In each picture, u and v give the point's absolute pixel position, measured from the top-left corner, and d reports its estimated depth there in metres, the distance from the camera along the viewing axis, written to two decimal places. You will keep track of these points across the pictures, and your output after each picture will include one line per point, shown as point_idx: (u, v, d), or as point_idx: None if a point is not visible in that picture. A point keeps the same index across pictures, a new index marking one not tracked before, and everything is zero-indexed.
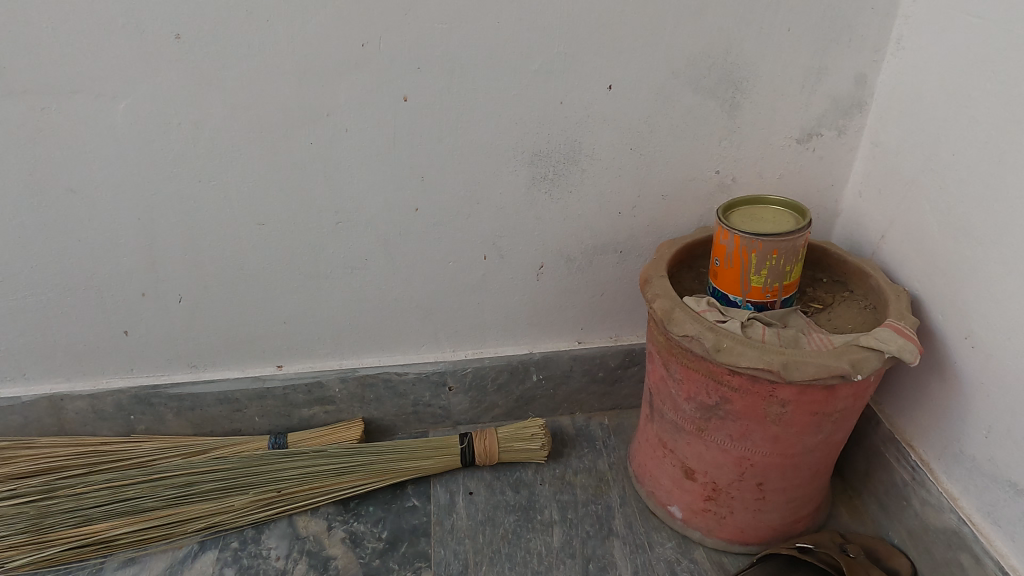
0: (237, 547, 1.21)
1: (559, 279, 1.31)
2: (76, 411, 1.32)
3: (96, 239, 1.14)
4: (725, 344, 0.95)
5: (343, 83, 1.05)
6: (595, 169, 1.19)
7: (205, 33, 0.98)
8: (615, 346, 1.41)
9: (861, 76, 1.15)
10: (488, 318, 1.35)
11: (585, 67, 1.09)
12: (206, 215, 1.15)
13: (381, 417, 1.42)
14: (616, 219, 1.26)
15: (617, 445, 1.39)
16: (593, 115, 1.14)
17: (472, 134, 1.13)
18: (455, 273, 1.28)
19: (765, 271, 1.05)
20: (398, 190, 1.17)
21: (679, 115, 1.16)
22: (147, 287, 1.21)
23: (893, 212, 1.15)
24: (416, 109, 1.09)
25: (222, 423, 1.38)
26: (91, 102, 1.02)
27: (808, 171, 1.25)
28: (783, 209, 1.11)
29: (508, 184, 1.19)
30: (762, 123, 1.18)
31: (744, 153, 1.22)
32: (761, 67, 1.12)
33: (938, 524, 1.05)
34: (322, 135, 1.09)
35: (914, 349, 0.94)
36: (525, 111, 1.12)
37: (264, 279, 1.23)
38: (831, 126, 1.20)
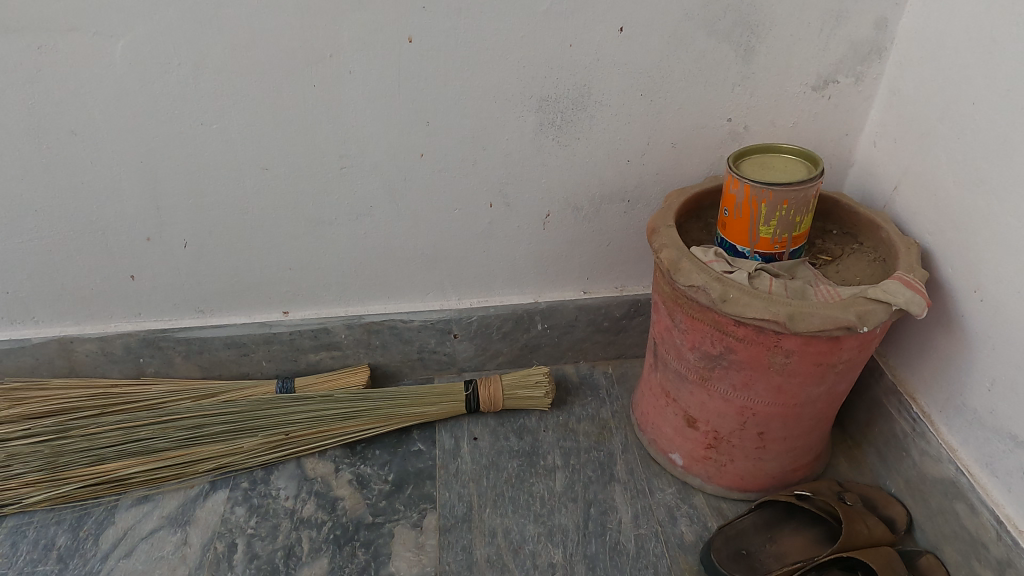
0: (247, 487, 1.24)
1: (565, 228, 1.30)
2: (86, 353, 1.33)
3: (100, 181, 1.14)
4: (731, 294, 0.95)
5: (346, 23, 1.02)
6: (604, 115, 1.17)
7: None
8: (621, 296, 1.40)
9: (882, 20, 1.11)
10: (493, 266, 1.34)
11: (596, 9, 1.05)
12: (210, 159, 1.14)
13: (387, 363, 1.43)
14: (624, 167, 1.24)
15: (620, 394, 1.40)
16: (603, 59, 1.11)
17: (479, 78, 1.10)
18: (460, 220, 1.27)
19: (774, 222, 1.04)
20: (403, 135, 1.15)
21: (693, 60, 1.12)
22: (151, 231, 1.21)
23: (908, 163, 1.13)
24: (421, 51, 1.06)
25: (230, 367, 1.39)
26: (89, 41, 1.00)
27: (823, 120, 1.22)
28: (794, 158, 1.09)
29: (515, 130, 1.17)
30: (778, 68, 1.15)
31: (757, 100, 1.19)
32: (778, 10, 1.09)
33: (935, 474, 1.07)
34: (326, 77, 1.07)
35: (921, 302, 0.93)
36: (534, 54, 1.09)
37: (268, 225, 1.23)
38: (849, 73, 1.17)
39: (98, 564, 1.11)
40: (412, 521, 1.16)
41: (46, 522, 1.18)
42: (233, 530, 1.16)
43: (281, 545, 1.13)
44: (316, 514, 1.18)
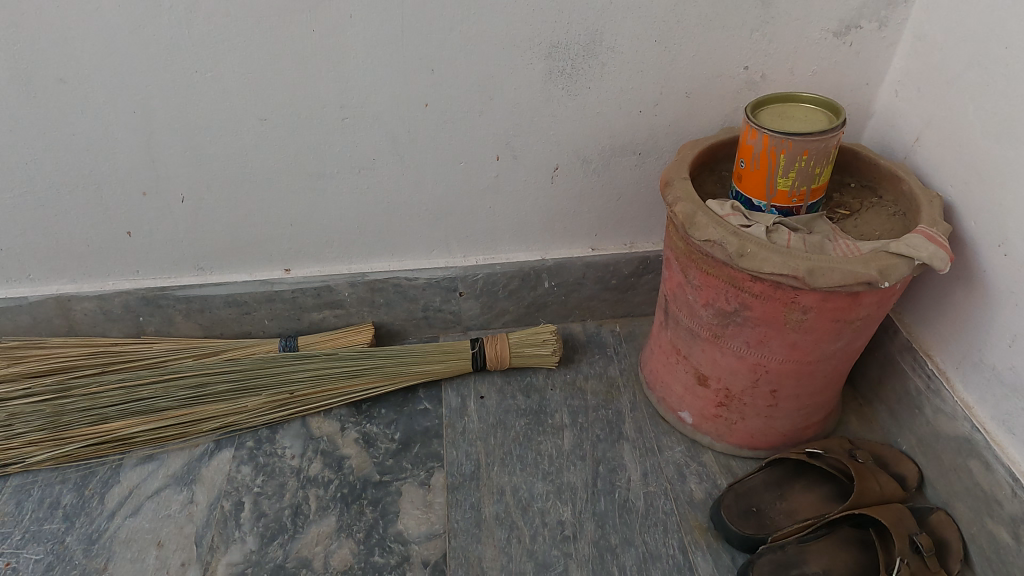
0: (253, 446, 1.22)
1: (574, 182, 1.26)
2: (85, 312, 1.31)
3: (92, 133, 1.09)
4: (749, 249, 0.92)
5: None
6: (616, 63, 1.12)
7: None
8: (629, 253, 1.37)
9: None
10: (499, 222, 1.30)
11: None
12: (206, 109, 1.09)
13: (391, 322, 1.40)
14: (636, 118, 1.19)
15: (628, 352, 1.38)
16: (616, 3, 1.05)
17: (486, 23, 1.05)
18: (466, 174, 1.23)
19: (793, 174, 1.00)
20: (407, 85, 1.10)
21: (710, 4, 1.07)
22: (147, 186, 1.17)
23: (932, 113, 1.09)
24: None
25: (232, 326, 1.37)
26: None
27: (843, 68, 1.17)
28: (814, 107, 1.05)
29: (524, 78, 1.12)
30: (798, 13, 1.10)
31: (776, 46, 1.13)
32: None
33: (949, 431, 1.06)
34: (325, 22, 1.02)
35: (944, 256, 0.91)
36: None
37: (267, 179, 1.19)
38: (872, 18, 1.12)
39: (104, 522, 1.10)
40: (419, 479, 1.15)
41: (51, 481, 1.18)
42: (240, 488, 1.15)
43: (288, 503, 1.12)
44: (323, 473, 1.17)
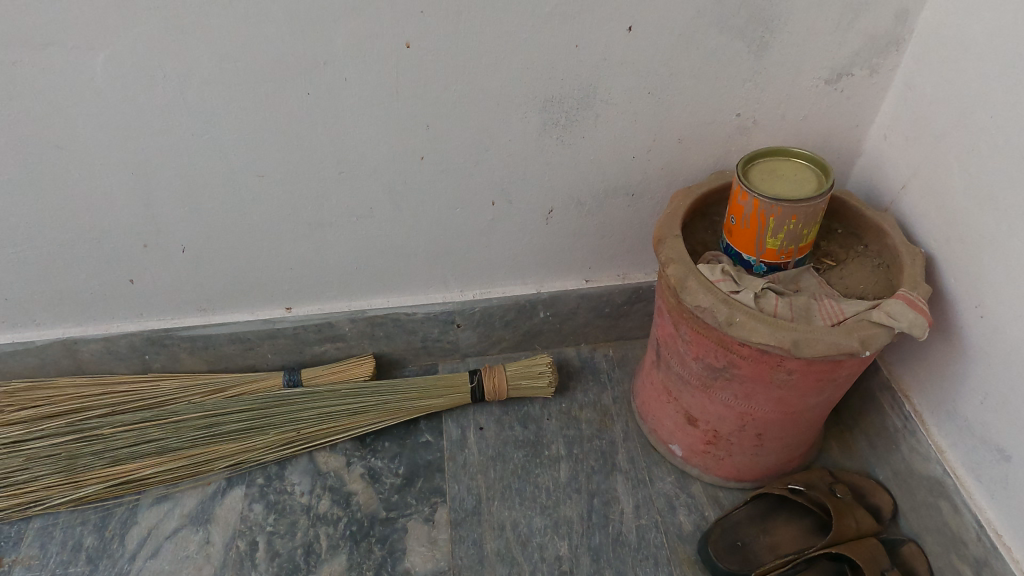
0: (263, 483, 1.28)
1: (568, 222, 1.29)
2: (92, 352, 1.34)
3: (91, 194, 1.10)
4: (738, 318, 0.96)
5: (339, 30, 0.96)
6: (610, 114, 1.13)
7: None
8: (623, 284, 1.40)
9: (904, 12, 1.06)
10: (495, 259, 1.33)
11: (604, 8, 0.99)
12: (203, 168, 1.10)
13: (391, 352, 1.44)
14: (629, 163, 1.21)
15: (621, 378, 1.43)
16: (610, 60, 1.06)
17: (480, 81, 1.05)
18: (462, 219, 1.25)
19: (782, 234, 1.03)
20: (403, 140, 1.11)
21: (702, 58, 1.08)
22: (148, 238, 1.19)
23: (918, 164, 1.11)
24: (419, 57, 1.01)
25: (236, 360, 1.40)
26: (67, 56, 0.94)
27: (834, 112, 1.18)
28: (805, 164, 1.07)
29: (518, 130, 1.13)
30: (790, 64, 1.10)
31: (769, 94, 1.14)
32: (795, 4, 1.03)
33: (922, 471, 1.12)
34: (320, 85, 1.02)
35: (923, 324, 0.95)
36: (537, 56, 1.03)
37: (266, 229, 1.21)
38: (864, 65, 1.12)
39: (127, 564, 1.17)
40: (424, 515, 1.22)
41: (71, 522, 1.23)
42: (253, 528, 1.21)
43: (301, 542, 1.19)
44: (332, 510, 1.24)
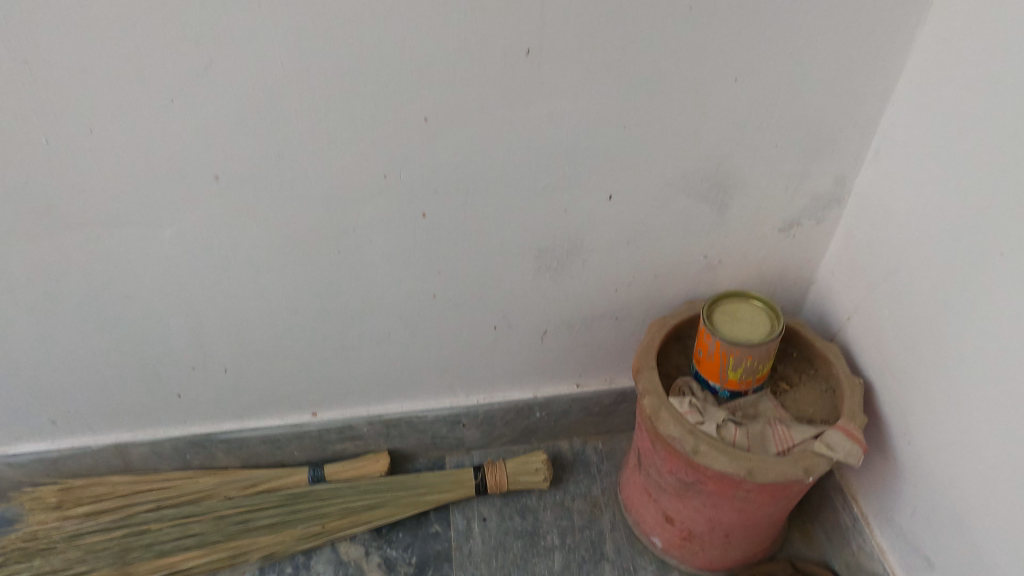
0: (292, 573, 1.47)
1: (560, 340, 1.47)
2: (139, 453, 1.51)
3: (151, 330, 1.29)
4: (702, 447, 1.14)
5: (367, 206, 1.15)
6: (595, 259, 1.32)
7: (243, 176, 1.08)
8: (610, 387, 1.58)
9: (841, 178, 1.26)
10: (496, 370, 1.51)
11: (588, 183, 1.19)
12: (247, 309, 1.29)
13: (404, 447, 1.61)
14: (612, 294, 1.39)
15: (609, 471, 1.61)
16: (594, 220, 1.25)
17: (483, 238, 1.24)
18: (468, 340, 1.43)
19: (741, 368, 1.21)
20: (418, 282, 1.30)
21: (672, 216, 1.27)
22: (196, 362, 1.37)
23: (858, 303, 1.30)
24: (433, 222, 1.20)
25: (266, 457, 1.58)
26: (141, 232, 1.13)
27: (789, 252, 1.37)
28: (760, 307, 1.27)
29: (517, 273, 1.31)
30: (748, 218, 1.30)
31: (731, 241, 1.33)
32: (748, 175, 1.22)
33: (868, 566, 1.30)
34: (349, 245, 1.21)
35: (858, 452, 1.13)
36: (532, 219, 1.23)
37: (297, 352, 1.39)
38: (811, 217, 1.31)
39: None
40: None
41: None
42: None
43: None
44: None
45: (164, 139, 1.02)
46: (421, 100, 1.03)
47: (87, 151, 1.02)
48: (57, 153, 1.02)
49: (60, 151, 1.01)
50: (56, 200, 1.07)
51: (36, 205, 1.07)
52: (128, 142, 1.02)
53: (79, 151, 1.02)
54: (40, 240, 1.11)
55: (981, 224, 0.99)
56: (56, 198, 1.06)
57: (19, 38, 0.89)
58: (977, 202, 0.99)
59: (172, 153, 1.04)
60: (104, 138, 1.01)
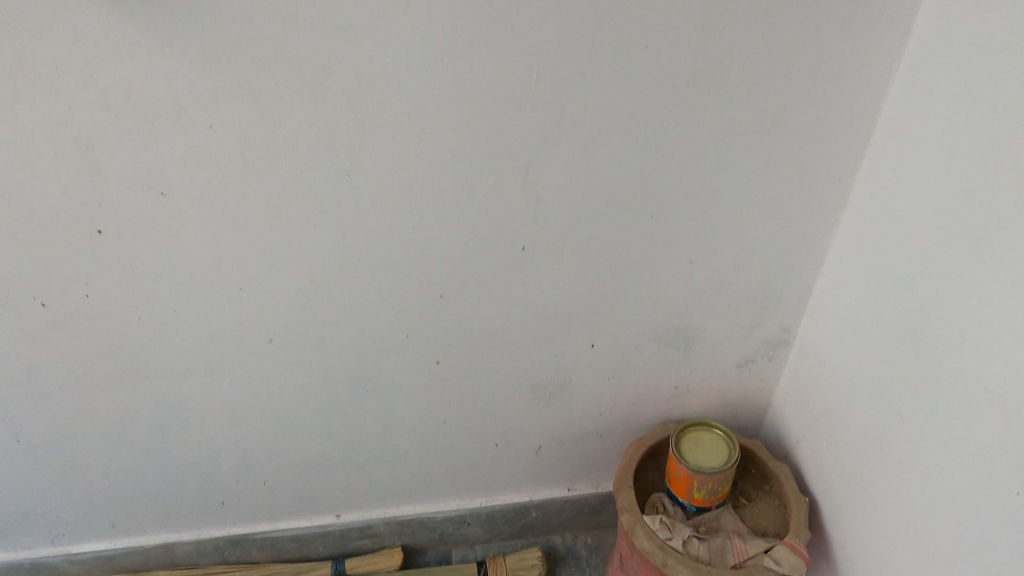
0: None
1: (553, 453, 1.70)
2: (185, 551, 1.73)
3: (205, 451, 1.52)
4: (669, 561, 1.36)
5: (390, 356, 1.40)
6: (580, 390, 1.55)
7: (292, 337, 1.33)
8: (597, 491, 1.80)
9: (785, 326, 1.50)
10: (497, 477, 1.73)
11: (572, 335, 1.43)
12: (286, 434, 1.52)
13: (415, 543, 1.83)
14: (597, 417, 1.62)
15: (597, 564, 1.82)
16: (578, 362, 1.49)
17: (486, 377, 1.48)
18: (473, 454, 1.66)
19: (704, 490, 1.44)
20: (431, 411, 1.53)
21: (645, 357, 1.51)
22: (240, 475, 1.60)
23: (801, 431, 1.53)
24: (444, 366, 1.44)
25: (294, 553, 1.79)
26: (206, 378, 1.38)
27: (747, 383, 1.60)
28: (721, 435, 1.51)
29: (515, 403, 1.55)
30: (709, 358, 1.54)
31: (696, 375, 1.57)
32: (706, 326, 1.47)
33: None
34: (374, 385, 1.45)
35: (801, 566, 1.34)
36: (526, 362, 1.47)
37: (327, 466, 1.62)
38: (763, 356, 1.55)
39: None
40: None
41: None
42: None
43: None
44: None
45: (232, 313, 1.27)
46: (437, 280, 1.29)
47: (170, 323, 1.27)
48: (146, 325, 1.27)
49: (149, 323, 1.27)
50: (142, 357, 1.32)
51: (125, 361, 1.32)
52: (203, 316, 1.27)
53: (164, 322, 1.27)
54: (125, 386, 1.36)
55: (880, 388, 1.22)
56: (142, 355, 1.31)
57: (129, 252, 1.15)
58: (877, 370, 1.22)
59: (237, 322, 1.29)
60: (185, 313, 1.26)
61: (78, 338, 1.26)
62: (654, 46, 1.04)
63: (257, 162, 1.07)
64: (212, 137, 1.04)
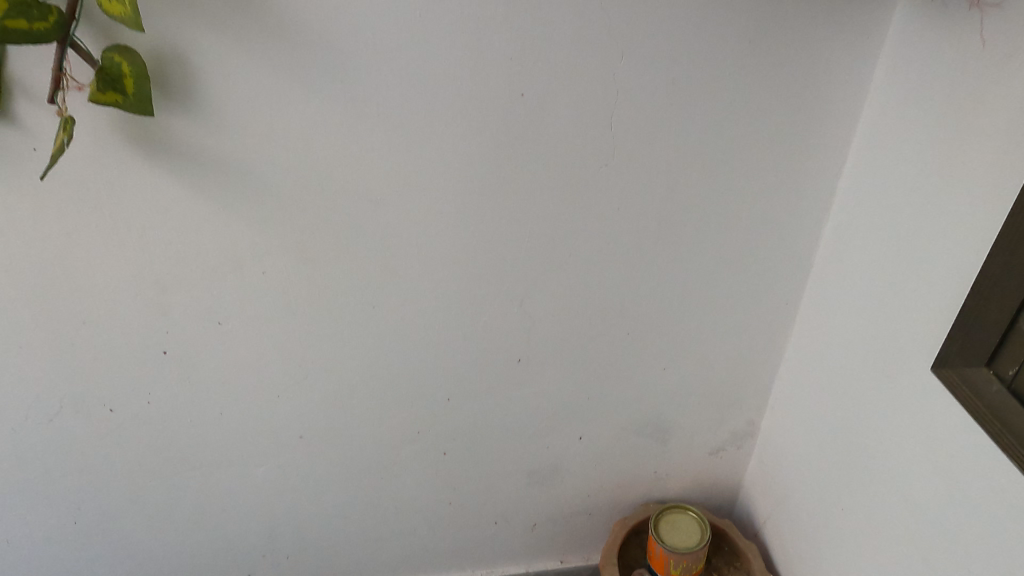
0: None
1: (546, 530, 1.87)
2: None
3: (233, 531, 1.65)
4: None
5: (402, 450, 1.58)
6: (571, 476, 1.73)
7: (319, 434, 1.51)
8: (587, 563, 1.96)
9: (751, 419, 1.71)
10: (496, 552, 1.89)
11: (563, 429, 1.63)
12: (310, 513, 1.65)
13: None
14: (586, 498, 1.80)
15: None
16: (569, 451, 1.68)
17: (486, 466, 1.66)
18: (475, 532, 1.82)
19: (679, 567, 1.62)
20: (438, 496, 1.69)
21: (627, 447, 1.70)
22: (265, 552, 1.71)
23: (767, 514, 1.70)
24: (450, 458, 1.62)
25: None
26: (240, 469, 1.53)
27: (720, 468, 1.79)
28: (694, 516, 1.70)
29: (513, 487, 1.72)
30: (685, 446, 1.73)
31: (674, 461, 1.76)
32: (680, 420, 1.68)
33: None
34: (387, 474, 1.62)
35: None
36: (522, 453, 1.65)
37: (341, 547, 1.75)
38: (733, 445, 1.75)
39: None
40: None
41: None
42: None
43: None
44: None
45: (268, 415, 1.47)
46: (446, 385, 1.49)
47: (214, 423, 1.45)
48: (195, 425, 1.45)
49: (197, 424, 1.45)
50: (186, 453, 1.48)
51: (170, 463, 1.49)
52: (243, 417, 1.46)
53: (210, 423, 1.45)
54: (168, 476, 1.51)
55: (824, 481, 1.42)
56: (187, 451, 1.48)
57: (189, 366, 1.37)
58: (821, 465, 1.43)
59: (273, 422, 1.48)
60: (228, 416, 1.45)
61: (131, 443, 1.44)
62: (624, 207, 1.29)
63: (300, 298, 1.31)
64: (265, 279, 1.27)
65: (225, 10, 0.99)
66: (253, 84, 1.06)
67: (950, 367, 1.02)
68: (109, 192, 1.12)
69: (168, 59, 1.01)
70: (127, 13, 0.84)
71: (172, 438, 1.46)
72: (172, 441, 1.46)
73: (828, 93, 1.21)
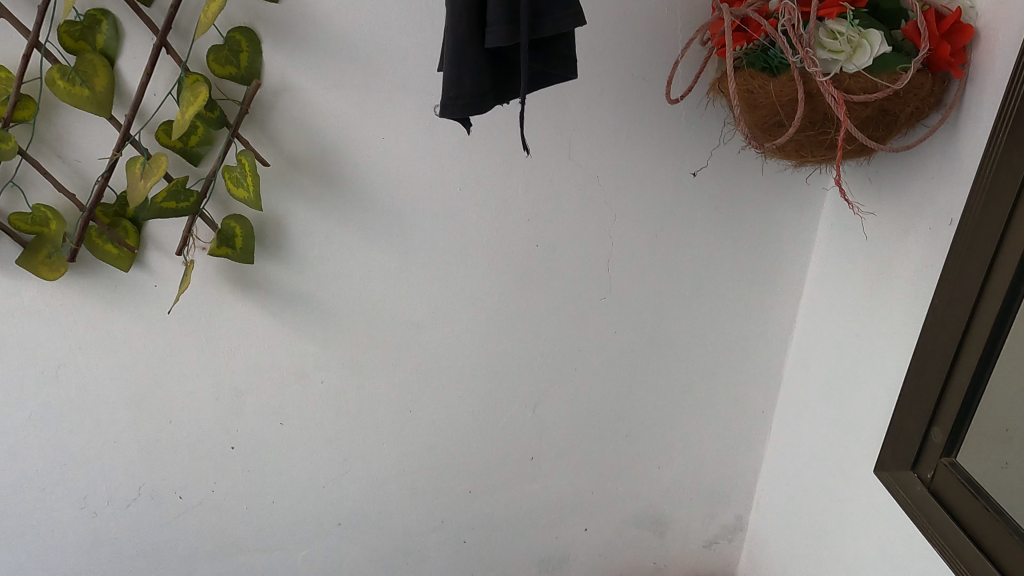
0: None
1: None
2: None
3: None
4: None
5: (429, 537, 1.77)
6: (578, 565, 1.90)
7: (356, 522, 1.70)
8: None
9: (739, 514, 1.91)
10: None
11: (571, 519, 1.83)
12: None
13: None
14: None
15: None
16: (576, 541, 1.86)
17: (502, 554, 1.84)
18: None
19: None
20: None
21: (629, 537, 1.89)
22: None
23: None
24: (470, 546, 1.80)
25: None
26: (284, 551, 1.70)
27: (713, 560, 1.97)
28: None
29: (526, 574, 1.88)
30: (681, 538, 1.92)
31: (671, 552, 1.94)
32: (676, 513, 1.88)
33: None
34: (414, 559, 1.79)
35: None
36: (534, 542, 1.84)
37: None
38: (724, 537, 1.94)
39: None
40: None
41: None
42: None
43: None
44: None
45: (315, 503, 1.66)
46: (469, 479, 1.71)
47: (269, 508, 1.64)
48: (250, 510, 1.63)
49: (254, 510, 1.63)
50: (239, 536, 1.65)
51: (224, 547, 1.65)
52: (293, 505, 1.65)
53: (266, 508, 1.63)
54: (221, 557, 1.66)
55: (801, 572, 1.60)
56: (240, 534, 1.65)
57: (252, 459, 1.57)
58: (797, 556, 1.62)
59: (319, 510, 1.67)
60: (281, 504, 1.64)
61: (194, 533, 1.62)
62: (621, 330, 1.56)
63: (351, 404, 1.55)
64: (323, 387, 1.52)
65: (313, 190, 1.31)
66: (329, 240, 1.36)
67: (888, 471, 1.23)
68: (207, 317, 1.40)
69: (266, 222, 1.32)
70: (251, 197, 1.16)
71: (229, 522, 1.63)
72: (229, 526, 1.63)
73: (784, 245, 1.49)
